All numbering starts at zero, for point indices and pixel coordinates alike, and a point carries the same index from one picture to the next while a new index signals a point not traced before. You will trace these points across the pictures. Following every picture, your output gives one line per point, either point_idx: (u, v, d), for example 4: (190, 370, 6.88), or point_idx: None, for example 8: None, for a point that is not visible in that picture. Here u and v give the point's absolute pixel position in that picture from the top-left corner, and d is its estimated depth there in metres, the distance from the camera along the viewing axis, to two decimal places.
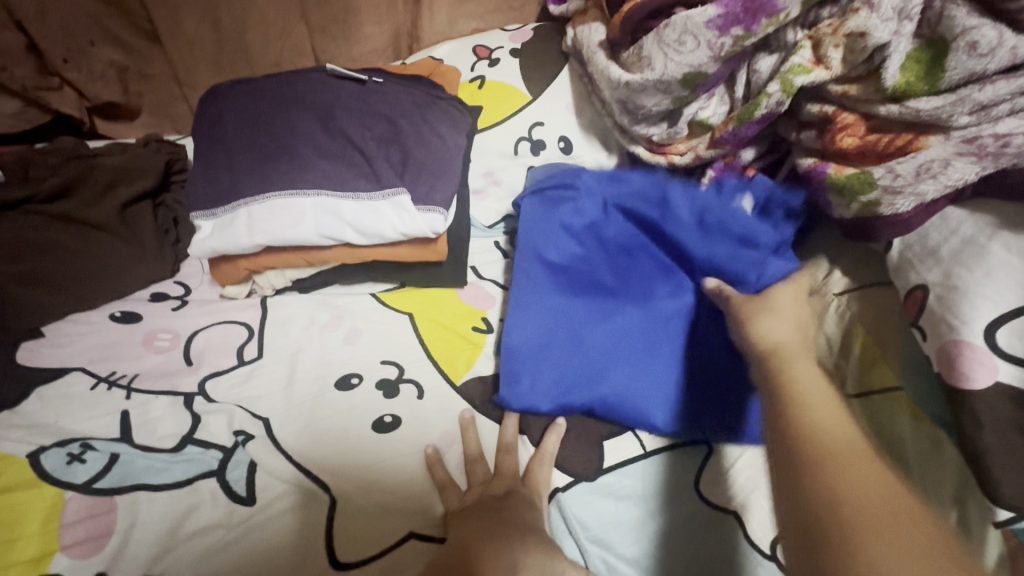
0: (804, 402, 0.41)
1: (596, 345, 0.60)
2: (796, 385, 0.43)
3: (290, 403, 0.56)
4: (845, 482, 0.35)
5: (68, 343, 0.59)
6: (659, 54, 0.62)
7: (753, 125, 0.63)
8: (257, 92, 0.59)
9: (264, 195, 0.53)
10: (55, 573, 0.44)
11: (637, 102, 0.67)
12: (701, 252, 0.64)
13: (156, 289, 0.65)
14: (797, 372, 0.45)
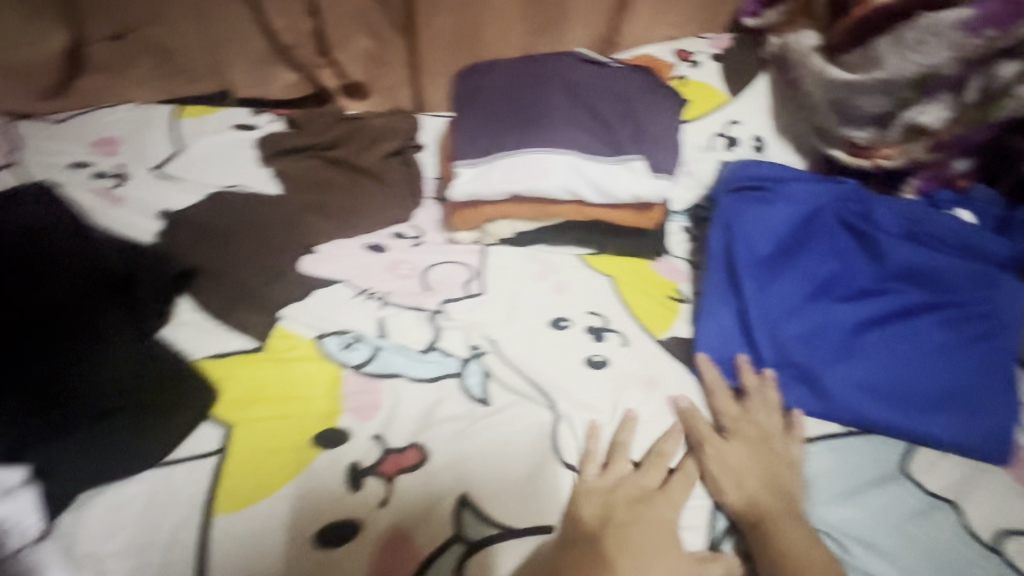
0: (780, 524, 0.48)
1: (796, 338, 0.59)
2: (764, 502, 0.49)
3: (511, 333, 0.63)
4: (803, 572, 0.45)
5: (335, 259, 0.71)
6: (894, 55, 0.66)
7: (984, 129, 0.66)
8: (511, 70, 0.69)
9: (521, 150, 0.63)
10: (344, 426, 0.55)
11: (853, 103, 0.70)
12: (914, 258, 0.62)
13: (396, 229, 0.76)
14: (784, 477, 0.51)
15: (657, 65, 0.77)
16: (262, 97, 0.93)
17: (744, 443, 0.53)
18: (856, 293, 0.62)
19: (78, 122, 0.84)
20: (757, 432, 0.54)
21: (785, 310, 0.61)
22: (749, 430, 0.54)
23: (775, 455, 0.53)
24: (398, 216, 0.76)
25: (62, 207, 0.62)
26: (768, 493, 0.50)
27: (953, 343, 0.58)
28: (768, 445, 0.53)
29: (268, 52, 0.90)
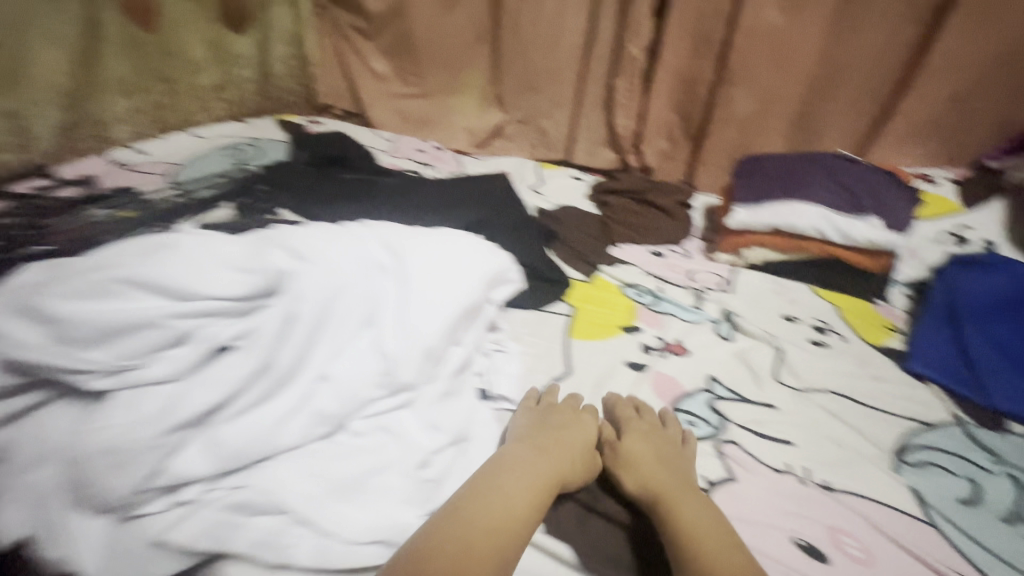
0: (673, 497, 0.50)
1: (1005, 369, 0.75)
2: (660, 484, 0.52)
3: (754, 313, 0.90)
4: (701, 533, 0.47)
5: (632, 252, 1.09)
6: None
7: None
8: (783, 158, 1.06)
9: (786, 202, 0.97)
10: (637, 325, 0.86)
11: None
12: None
13: (671, 247, 1.11)
14: (679, 469, 0.55)
15: (900, 174, 1.05)
16: (588, 165, 1.44)
17: (641, 437, 0.58)
18: None
19: (489, 160, 1.42)
20: (650, 430, 0.60)
21: (997, 350, 0.77)
22: (643, 429, 0.60)
23: (667, 451, 0.57)
24: (674, 239, 1.12)
25: (505, 187, 1.09)
26: (658, 476, 0.53)
27: None
28: (663, 441, 0.58)
29: (603, 139, 1.42)
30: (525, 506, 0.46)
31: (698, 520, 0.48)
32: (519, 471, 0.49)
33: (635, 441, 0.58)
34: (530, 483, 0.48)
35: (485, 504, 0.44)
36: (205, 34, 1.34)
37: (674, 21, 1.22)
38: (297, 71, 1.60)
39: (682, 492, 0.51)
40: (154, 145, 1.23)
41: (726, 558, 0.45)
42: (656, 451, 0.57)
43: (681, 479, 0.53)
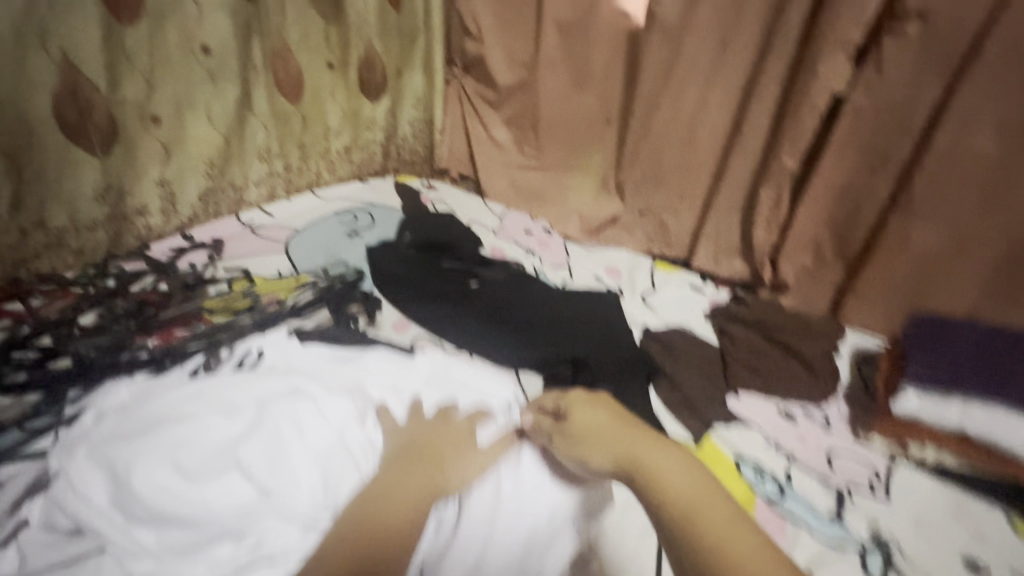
0: (642, 455, 0.55)
1: None
2: (630, 449, 0.56)
3: (919, 544, 0.70)
4: (670, 482, 0.52)
5: (754, 408, 0.90)
6: None
7: None
8: (978, 331, 0.86)
9: (979, 401, 0.77)
10: None
11: None
12: None
13: (806, 406, 0.90)
14: (636, 426, 0.60)
15: None
16: (712, 273, 1.27)
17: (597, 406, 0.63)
18: None
19: (599, 253, 1.31)
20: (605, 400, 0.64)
21: None
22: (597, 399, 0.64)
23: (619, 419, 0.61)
24: (813, 398, 0.91)
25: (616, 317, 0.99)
26: (629, 439, 0.58)
27: None
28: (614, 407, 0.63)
29: (733, 248, 1.25)
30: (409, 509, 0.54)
31: (673, 472, 0.53)
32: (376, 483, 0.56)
33: (587, 412, 0.62)
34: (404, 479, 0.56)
35: (361, 520, 0.52)
36: (343, 103, 1.39)
37: (843, 132, 1.03)
38: (422, 133, 1.63)
39: (652, 453, 0.55)
40: (280, 208, 1.29)
41: (700, 501, 0.51)
42: (611, 421, 0.61)
43: (638, 433, 0.58)
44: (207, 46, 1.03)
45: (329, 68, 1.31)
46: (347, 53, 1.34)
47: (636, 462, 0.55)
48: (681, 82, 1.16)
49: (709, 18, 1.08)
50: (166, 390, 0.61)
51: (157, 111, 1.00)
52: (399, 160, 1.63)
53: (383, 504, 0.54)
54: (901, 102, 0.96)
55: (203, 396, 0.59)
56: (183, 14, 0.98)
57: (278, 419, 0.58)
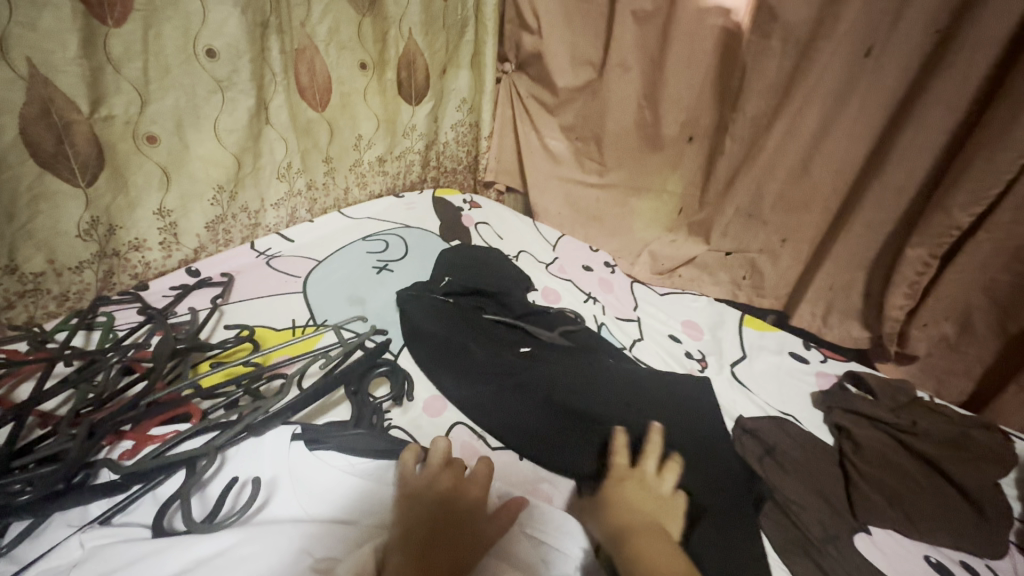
0: (641, 532, 0.55)
1: None
2: (631, 522, 0.57)
3: None
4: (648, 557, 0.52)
5: (896, 555, 0.69)
6: None
7: None
8: None
9: None
10: None
11: None
12: None
13: (963, 557, 0.69)
14: (651, 505, 0.60)
15: None
16: (816, 333, 1.03)
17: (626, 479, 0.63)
18: None
19: (673, 302, 1.09)
20: (634, 476, 0.63)
21: None
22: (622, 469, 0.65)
23: (642, 495, 0.61)
24: (976, 548, 0.69)
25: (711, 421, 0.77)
26: (631, 513, 0.58)
27: None
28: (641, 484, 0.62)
29: (848, 306, 1.00)
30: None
31: (658, 552, 0.53)
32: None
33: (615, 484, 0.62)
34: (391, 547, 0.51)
35: None
36: (377, 109, 1.19)
37: None
38: (466, 139, 1.42)
39: (648, 531, 0.55)
40: (302, 232, 1.13)
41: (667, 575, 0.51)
42: (633, 489, 0.61)
43: (638, 501, 0.60)
44: (212, 48, 0.85)
45: (362, 69, 1.11)
46: (383, 50, 1.14)
47: (628, 534, 0.55)
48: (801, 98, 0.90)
49: (854, 17, 0.81)
50: (136, 559, 0.50)
51: (152, 128, 0.84)
52: (439, 168, 1.43)
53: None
54: None
55: None
56: (185, 11, 0.80)
57: None
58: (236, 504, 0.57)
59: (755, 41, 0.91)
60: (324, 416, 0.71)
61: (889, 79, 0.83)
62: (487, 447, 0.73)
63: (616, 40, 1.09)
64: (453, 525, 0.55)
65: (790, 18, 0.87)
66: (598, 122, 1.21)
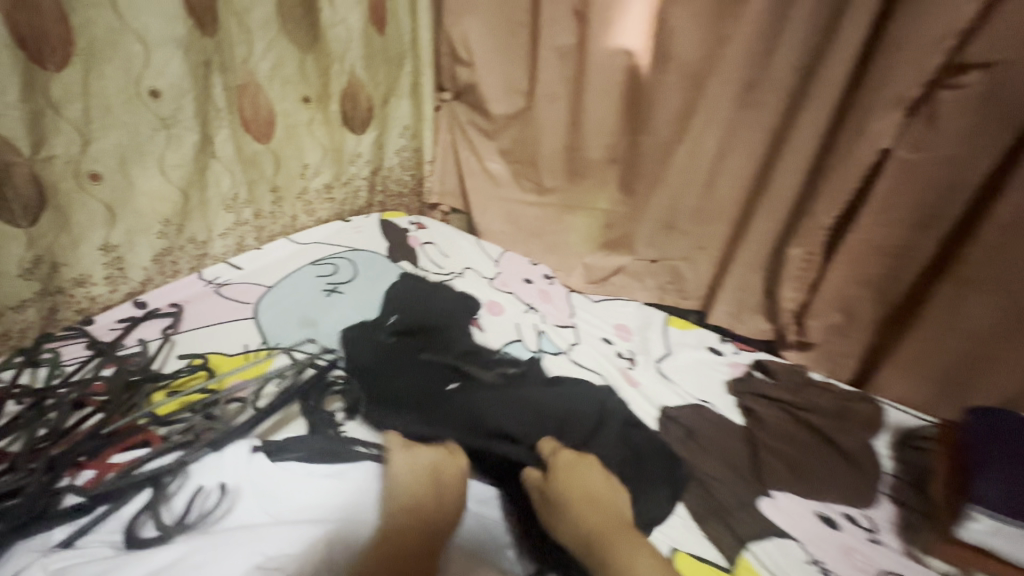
0: (608, 535, 0.62)
1: None
2: (600, 522, 0.63)
3: None
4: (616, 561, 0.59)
5: (789, 512, 0.80)
6: None
7: None
8: None
9: None
10: None
11: None
12: None
13: (845, 509, 0.81)
14: (623, 504, 0.67)
15: None
16: (731, 329, 1.17)
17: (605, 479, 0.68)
18: None
19: (606, 307, 1.19)
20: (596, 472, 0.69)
21: None
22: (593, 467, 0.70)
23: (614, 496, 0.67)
24: (855, 500, 0.82)
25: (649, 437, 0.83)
26: (601, 514, 0.64)
27: None
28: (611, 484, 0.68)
29: (756, 304, 1.14)
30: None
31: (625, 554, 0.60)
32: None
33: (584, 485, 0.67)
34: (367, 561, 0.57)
35: None
36: (323, 139, 1.25)
37: (885, 190, 0.90)
38: (410, 163, 1.48)
39: (619, 533, 0.62)
40: (250, 259, 1.16)
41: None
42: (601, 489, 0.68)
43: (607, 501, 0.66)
44: (156, 89, 0.89)
45: (305, 103, 1.17)
46: (326, 84, 1.20)
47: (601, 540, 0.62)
48: (700, 125, 1.04)
49: (737, 57, 0.95)
50: (103, 569, 0.53)
51: (95, 167, 0.86)
52: (385, 192, 1.48)
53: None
54: (962, 159, 0.84)
55: None
56: (127, 54, 0.84)
57: None
58: (202, 511, 0.61)
59: (662, 77, 1.05)
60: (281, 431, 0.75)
61: (769, 108, 0.98)
62: None
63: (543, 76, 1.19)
64: (416, 523, 0.61)
65: (686, 57, 1.01)
66: (531, 147, 1.31)
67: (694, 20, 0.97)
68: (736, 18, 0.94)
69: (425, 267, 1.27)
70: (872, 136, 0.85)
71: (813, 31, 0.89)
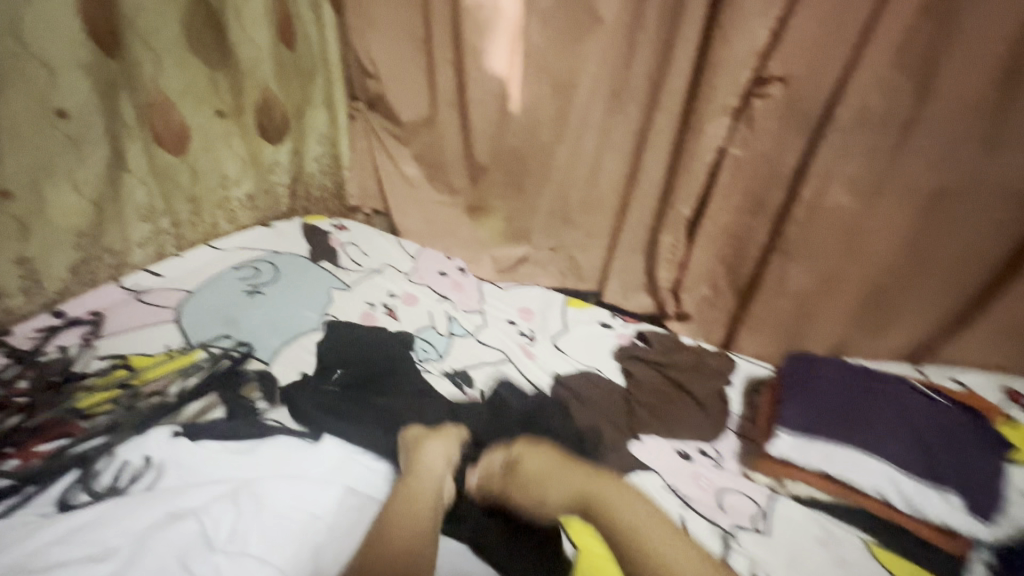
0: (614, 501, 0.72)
1: None
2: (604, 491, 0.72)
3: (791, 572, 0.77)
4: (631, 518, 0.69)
5: (653, 449, 0.95)
6: None
7: None
8: (850, 375, 0.89)
9: (845, 444, 0.80)
10: None
11: None
12: None
13: (699, 445, 0.97)
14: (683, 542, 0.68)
15: (980, 403, 0.88)
16: (620, 305, 1.33)
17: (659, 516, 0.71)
18: None
19: (513, 293, 1.33)
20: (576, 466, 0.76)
21: None
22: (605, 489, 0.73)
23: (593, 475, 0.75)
24: (706, 436, 0.98)
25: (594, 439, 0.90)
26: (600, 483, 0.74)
27: None
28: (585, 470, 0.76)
29: (640, 283, 1.31)
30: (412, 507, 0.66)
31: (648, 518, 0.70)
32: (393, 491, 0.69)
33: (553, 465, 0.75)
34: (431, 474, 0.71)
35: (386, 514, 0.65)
36: (241, 151, 1.32)
37: (724, 181, 1.07)
38: (331, 169, 1.55)
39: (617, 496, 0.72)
40: (170, 266, 1.22)
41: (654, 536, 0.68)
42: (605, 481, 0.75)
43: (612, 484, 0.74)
44: (63, 110, 0.96)
45: (219, 116, 1.24)
46: (239, 99, 1.27)
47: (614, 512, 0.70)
48: (579, 130, 1.20)
49: (601, 71, 1.11)
50: (30, 533, 0.60)
51: (5, 185, 0.94)
52: (307, 198, 1.55)
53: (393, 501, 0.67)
54: (773, 154, 1.01)
55: (80, 536, 0.59)
56: (33, 79, 0.92)
57: (162, 556, 0.57)
58: (129, 480, 0.68)
59: (536, 86, 1.20)
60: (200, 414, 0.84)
61: (632, 114, 1.14)
62: None
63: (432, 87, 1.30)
64: (430, 455, 0.73)
65: (559, 72, 1.16)
66: (437, 151, 1.41)
67: (558, 41, 1.13)
68: (595, 40, 1.09)
69: (346, 266, 1.35)
70: (705, 137, 1.02)
71: (657, 50, 1.05)
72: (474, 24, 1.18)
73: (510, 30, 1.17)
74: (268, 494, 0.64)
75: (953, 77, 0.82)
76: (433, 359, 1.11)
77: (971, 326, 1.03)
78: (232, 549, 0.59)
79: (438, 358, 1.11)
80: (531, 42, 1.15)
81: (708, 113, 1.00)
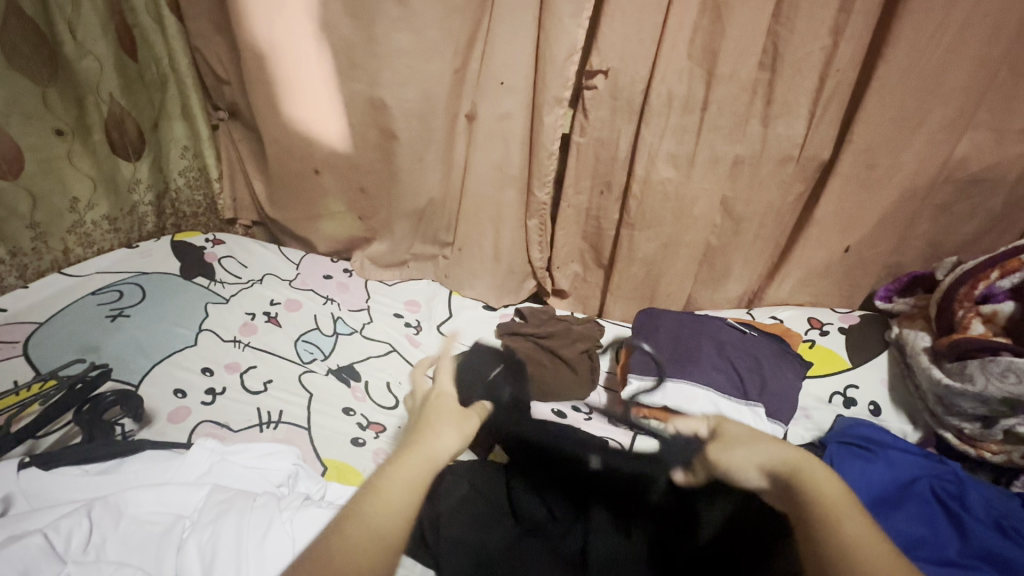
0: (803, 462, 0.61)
1: None
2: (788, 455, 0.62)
3: None
4: (826, 500, 0.56)
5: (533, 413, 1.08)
6: (982, 376, 0.91)
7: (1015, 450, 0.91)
8: (680, 321, 1.04)
9: (679, 380, 0.94)
10: None
11: (955, 401, 0.94)
12: (981, 531, 0.80)
13: (575, 403, 1.12)
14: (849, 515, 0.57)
15: (785, 333, 1.07)
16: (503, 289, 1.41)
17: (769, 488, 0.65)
18: (942, 542, 0.81)
19: (399, 288, 1.38)
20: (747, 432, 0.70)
21: None
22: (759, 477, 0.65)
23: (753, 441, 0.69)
24: (578, 393, 1.13)
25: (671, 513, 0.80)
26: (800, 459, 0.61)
27: (1009, 550, 0.78)
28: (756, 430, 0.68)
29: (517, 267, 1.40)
30: (399, 494, 0.56)
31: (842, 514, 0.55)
32: (412, 453, 0.61)
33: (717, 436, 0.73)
34: (444, 443, 0.63)
35: (372, 495, 0.55)
36: (90, 170, 1.24)
37: (572, 166, 1.18)
38: (198, 182, 1.48)
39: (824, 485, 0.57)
40: (13, 301, 1.14)
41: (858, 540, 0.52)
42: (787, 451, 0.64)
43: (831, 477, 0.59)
44: None
45: (58, 135, 1.16)
46: (82, 116, 1.19)
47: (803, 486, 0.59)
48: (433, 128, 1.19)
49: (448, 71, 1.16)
50: None
51: None
52: (177, 214, 1.48)
53: (398, 477, 0.57)
54: (607, 140, 1.13)
55: None
56: None
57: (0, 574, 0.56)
58: None
59: (358, 86, 1.17)
60: (51, 440, 0.86)
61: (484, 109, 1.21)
62: (229, 431, 0.96)
63: (256, 90, 1.23)
64: (432, 409, 0.68)
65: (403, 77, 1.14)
66: (279, 157, 1.33)
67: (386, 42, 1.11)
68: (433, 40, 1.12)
69: (222, 279, 1.30)
70: (551, 128, 1.12)
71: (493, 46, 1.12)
72: (304, 27, 1.13)
73: (329, 35, 1.13)
74: (134, 503, 0.67)
75: (730, 61, 0.97)
76: (320, 359, 1.14)
77: (784, 270, 1.23)
78: (89, 558, 0.62)
79: (325, 357, 1.15)
80: (361, 41, 1.12)
81: (549, 105, 1.08)
